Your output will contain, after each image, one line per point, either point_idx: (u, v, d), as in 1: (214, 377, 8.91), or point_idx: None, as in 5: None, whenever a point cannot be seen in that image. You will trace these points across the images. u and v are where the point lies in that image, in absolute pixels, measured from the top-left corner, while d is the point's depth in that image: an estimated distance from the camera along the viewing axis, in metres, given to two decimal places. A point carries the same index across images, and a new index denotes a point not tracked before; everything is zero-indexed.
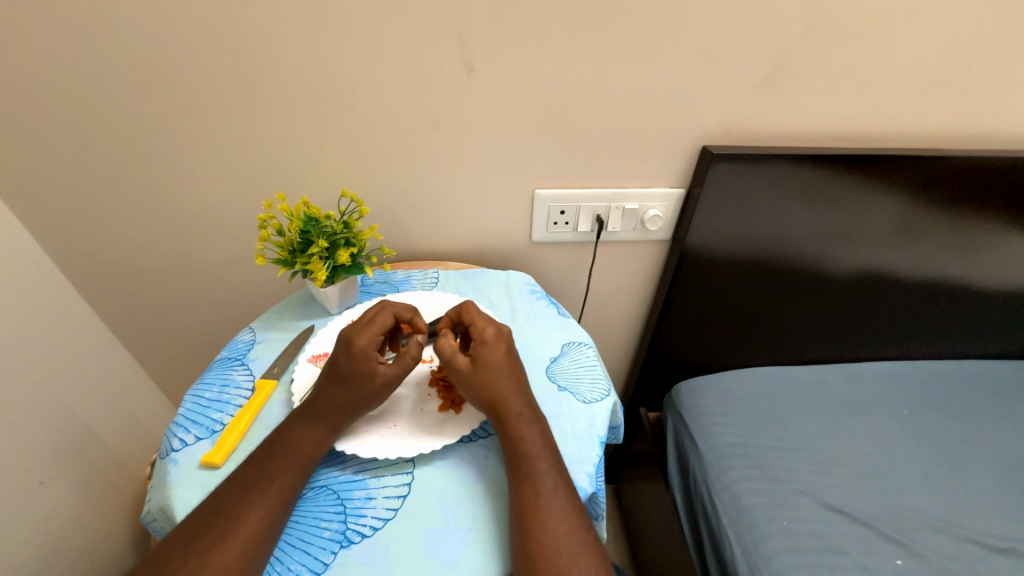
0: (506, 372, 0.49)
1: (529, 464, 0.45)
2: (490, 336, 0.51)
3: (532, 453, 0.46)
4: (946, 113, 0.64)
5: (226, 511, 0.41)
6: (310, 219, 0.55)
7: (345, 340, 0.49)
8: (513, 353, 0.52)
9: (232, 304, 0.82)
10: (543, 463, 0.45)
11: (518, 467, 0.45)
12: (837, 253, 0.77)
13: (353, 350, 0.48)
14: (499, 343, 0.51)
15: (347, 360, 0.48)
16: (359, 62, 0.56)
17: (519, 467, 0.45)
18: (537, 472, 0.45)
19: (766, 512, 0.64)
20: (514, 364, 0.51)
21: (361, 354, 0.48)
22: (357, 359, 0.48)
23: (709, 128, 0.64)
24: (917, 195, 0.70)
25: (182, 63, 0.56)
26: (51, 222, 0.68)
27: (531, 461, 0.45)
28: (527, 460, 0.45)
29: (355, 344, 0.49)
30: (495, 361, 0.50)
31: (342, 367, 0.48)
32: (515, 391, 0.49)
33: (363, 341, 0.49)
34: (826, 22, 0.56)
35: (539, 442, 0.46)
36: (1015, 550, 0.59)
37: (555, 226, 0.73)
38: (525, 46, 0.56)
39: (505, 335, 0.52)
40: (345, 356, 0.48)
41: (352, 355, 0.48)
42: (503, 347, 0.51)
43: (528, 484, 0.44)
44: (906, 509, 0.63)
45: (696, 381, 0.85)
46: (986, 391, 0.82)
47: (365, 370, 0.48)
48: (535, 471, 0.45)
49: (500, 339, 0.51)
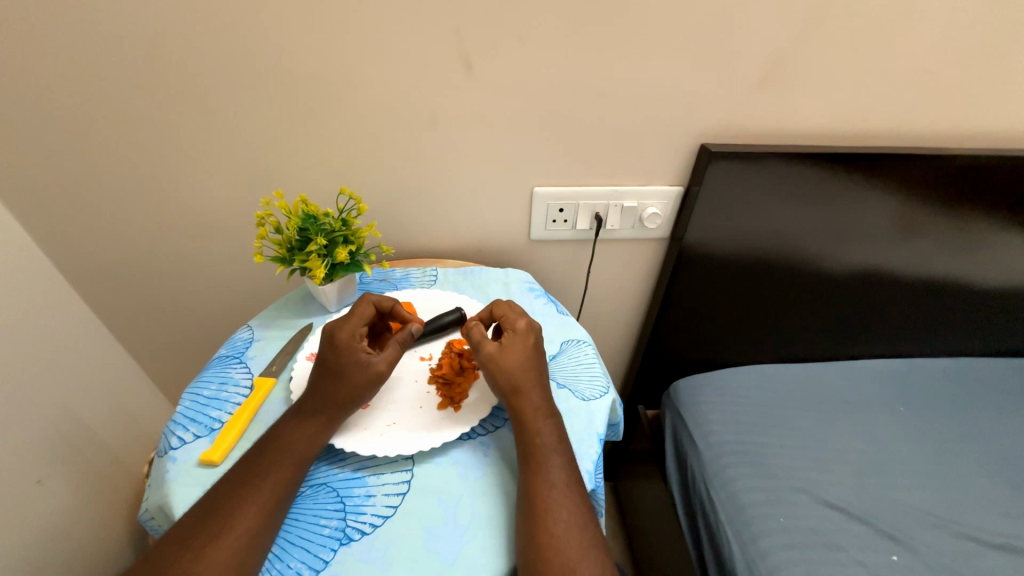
0: (533, 361, 0.50)
1: (537, 455, 0.45)
2: (521, 327, 0.52)
3: (546, 445, 0.46)
4: (947, 110, 0.64)
5: (222, 507, 0.42)
6: (308, 217, 0.55)
7: (328, 336, 0.50)
8: (540, 346, 0.52)
9: (230, 303, 0.82)
10: (549, 454, 0.46)
11: (529, 455, 0.46)
12: (836, 251, 0.76)
13: (337, 343, 0.49)
14: (529, 334, 0.52)
15: (333, 355, 0.49)
16: (354, 61, 0.56)
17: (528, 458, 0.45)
18: (543, 464, 0.45)
19: (763, 509, 0.64)
20: (539, 354, 0.51)
21: (344, 345, 0.49)
22: (343, 351, 0.48)
23: (709, 125, 0.63)
24: (915, 193, 0.69)
25: (176, 61, 0.55)
26: (48, 221, 0.68)
27: (537, 451, 0.46)
28: (529, 451, 0.46)
29: (338, 337, 0.49)
30: (521, 348, 0.50)
31: (328, 362, 0.48)
32: (536, 381, 0.49)
33: (345, 334, 0.49)
34: (824, 20, 0.55)
35: (550, 434, 0.47)
36: (1011, 546, 0.59)
37: (553, 224, 0.73)
38: (522, 44, 0.56)
39: (535, 328, 0.53)
40: (330, 351, 0.49)
41: (337, 348, 0.49)
42: (532, 338, 0.52)
43: (536, 478, 0.44)
44: (904, 506, 0.63)
45: (695, 378, 0.85)
46: (987, 389, 0.82)
47: (352, 361, 0.48)
48: (542, 463, 0.45)
49: (530, 331, 0.52)
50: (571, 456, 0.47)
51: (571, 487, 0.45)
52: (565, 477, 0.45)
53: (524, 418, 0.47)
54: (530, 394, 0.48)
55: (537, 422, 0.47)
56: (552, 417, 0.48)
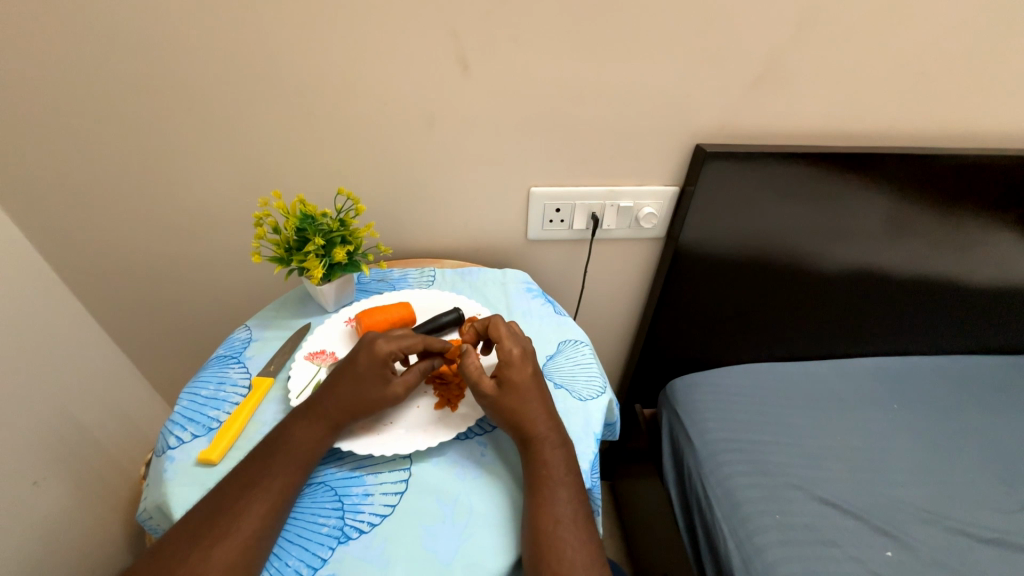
0: (534, 392, 0.49)
1: (541, 452, 0.46)
2: (515, 356, 0.50)
3: (542, 436, 0.47)
4: (938, 109, 0.64)
5: (227, 507, 0.42)
6: (306, 217, 0.56)
7: (369, 342, 0.50)
8: (538, 373, 0.51)
9: (226, 303, 0.82)
10: (552, 450, 0.46)
11: (528, 448, 0.46)
12: (829, 250, 0.77)
13: (374, 353, 0.49)
14: (525, 364, 0.50)
15: (366, 361, 0.49)
16: (351, 61, 0.56)
17: (531, 454, 0.46)
18: (546, 459, 0.46)
19: (759, 506, 0.65)
20: (539, 383, 0.50)
21: (379, 360, 0.49)
22: (376, 363, 0.49)
23: (703, 125, 0.64)
24: (907, 193, 0.70)
25: (174, 62, 0.56)
26: (44, 223, 0.68)
27: (540, 447, 0.46)
28: (532, 447, 0.46)
29: (377, 348, 0.49)
30: (521, 383, 0.48)
31: (358, 366, 0.49)
32: (543, 411, 0.48)
33: (386, 348, 0.49)
34: (816, 22, 0.56)
35: (545, 422, 0.47)
36: (1002, 540, 0.60)
37: (550, 224, 0.73)
38: (518, 45, 0.56)
39: (530, 355, 0.51)
40: (365, 357, 0.49)
41: (372, 358, 0.49)
42: (529, 368, 0.50)
43: (535, 475, 0.45)
44: (897, 502, 0.64)
45: (690, 377, 0.85)
46: (978, 387, 0.82)
47: (379, 374, 0.48)
48: (544, 458, 0.46)
49: (525, 360, 0.50)
50: (571, 453, 0.47)
51: (571, 483, 0.45)
52: (564, 473, 0.45)
53: (528, 429, 0.47)
54: (533, 406, 0.48)
55: (539, 424, 0.47)
56: (553, 418, 0.48)
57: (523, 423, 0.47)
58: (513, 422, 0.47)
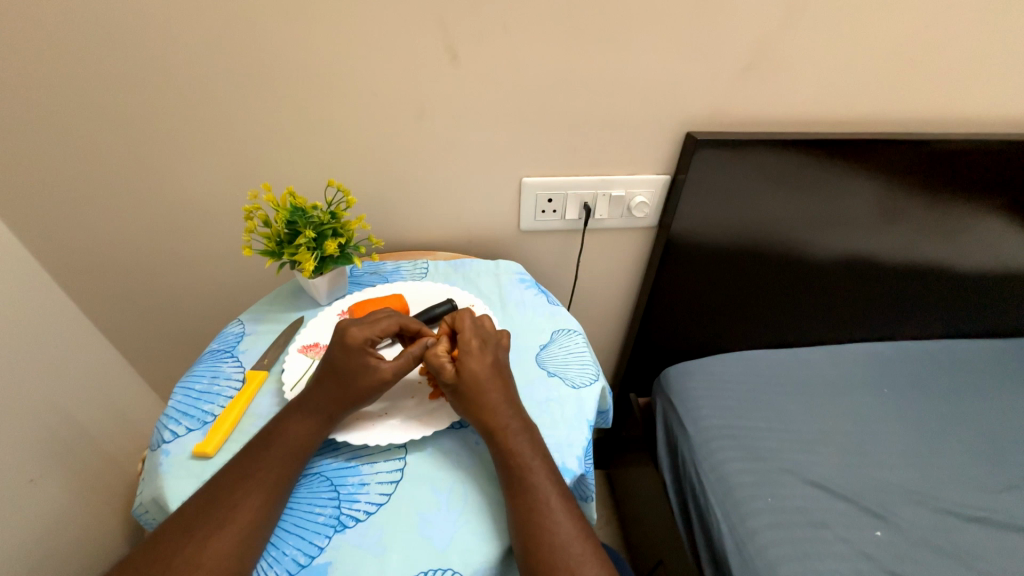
0: (495, 381, 0.49)
1: (506, 441, 0.46)
2: (476, 347, 0.50)
3: (511, 426, 0.47)
4: (929, 94, 0.65)
5: (224, 499, 0.42)
6: (296, 210, 0.55)
7: (341, 334, 0.50)
8: (500, 362, 0.51)
9: (218, 298, 0.82)
10: (517, 437, 0.46)
11: (494, 437, 0.46)
12: (820, 238, 0.77)
13: (348, 344, 0.49)
14: (485, 353, 0.50)
15: (343, 354, 0.49)
16: (339, 50, 0.56)
17: (497, 442, 0.46)
18: (512, 448, 0.46)
19: (752, 491, 0.66)
20: (501, 372, 0.50)
21: (357, 349, 0.49)
22: (354, 353, 0.48)
23: (694, 113, 0.64)
24: (896, 179, 0.70)
25: (159, 54, 0.55)
26: (33, 222, 0.67)
27: (504, 437, 0.46)
28: (496, 437, 0.46)
29: (351, 338, 0.49)
30: (479, 372, 0.48)
31: (337, 359, 0.49)
32: (504, 400, 0.48)
33: (358, 336, 0.49)
34: (807, 8, 0.56)
35: (507, 409, 0.47)
36: (987, 519, 0.61)
37: (543, 214, 0.73)
38: (508, 33, 0.56)
39: (492, 343, 0.51)
40: (341, 350, 0.49)
41: (348, 349, 0.49)
42: (490, 358, 0.50)
43: (509, 465, 0.45)
44: (885, 484, 0.65)
45: (684, 364, 0.86)
46: (966, 369, 0.83)
47: (362, 364, 0.48)
48: (509, 446, 0.46)
49: (485, 351, 0.50)
50: (537, 438, 0.47)
51: (542, 467, 0.45)
52: (533, 457, 0.45)
53: (489, 418, 0.47)
54: (491, 394, 0.48)
55: (502, 411, 0.47)
56: (516, 404, 0.49)
57: (485, 413, 0.47)
58: (473, 412, 0.47)
